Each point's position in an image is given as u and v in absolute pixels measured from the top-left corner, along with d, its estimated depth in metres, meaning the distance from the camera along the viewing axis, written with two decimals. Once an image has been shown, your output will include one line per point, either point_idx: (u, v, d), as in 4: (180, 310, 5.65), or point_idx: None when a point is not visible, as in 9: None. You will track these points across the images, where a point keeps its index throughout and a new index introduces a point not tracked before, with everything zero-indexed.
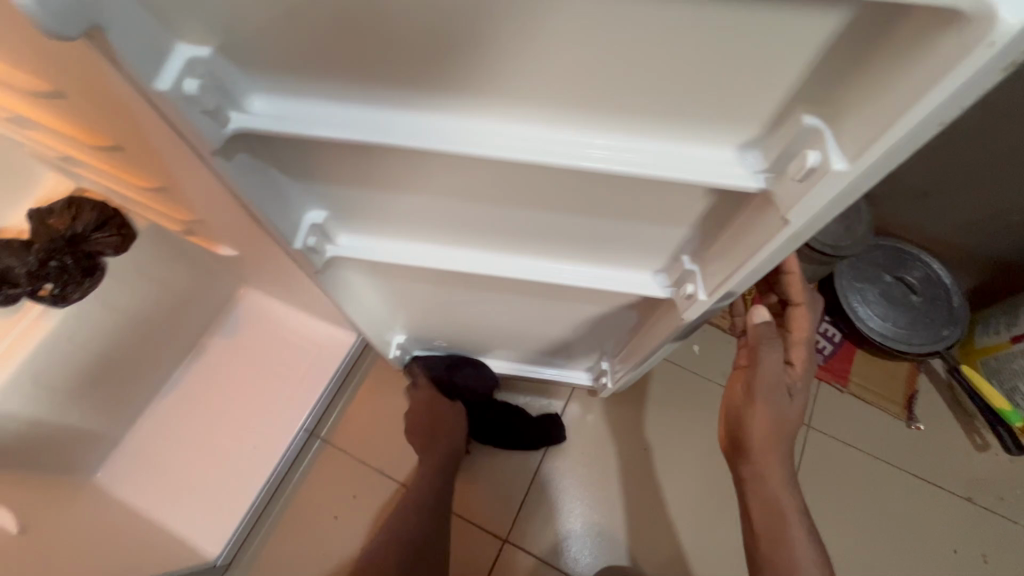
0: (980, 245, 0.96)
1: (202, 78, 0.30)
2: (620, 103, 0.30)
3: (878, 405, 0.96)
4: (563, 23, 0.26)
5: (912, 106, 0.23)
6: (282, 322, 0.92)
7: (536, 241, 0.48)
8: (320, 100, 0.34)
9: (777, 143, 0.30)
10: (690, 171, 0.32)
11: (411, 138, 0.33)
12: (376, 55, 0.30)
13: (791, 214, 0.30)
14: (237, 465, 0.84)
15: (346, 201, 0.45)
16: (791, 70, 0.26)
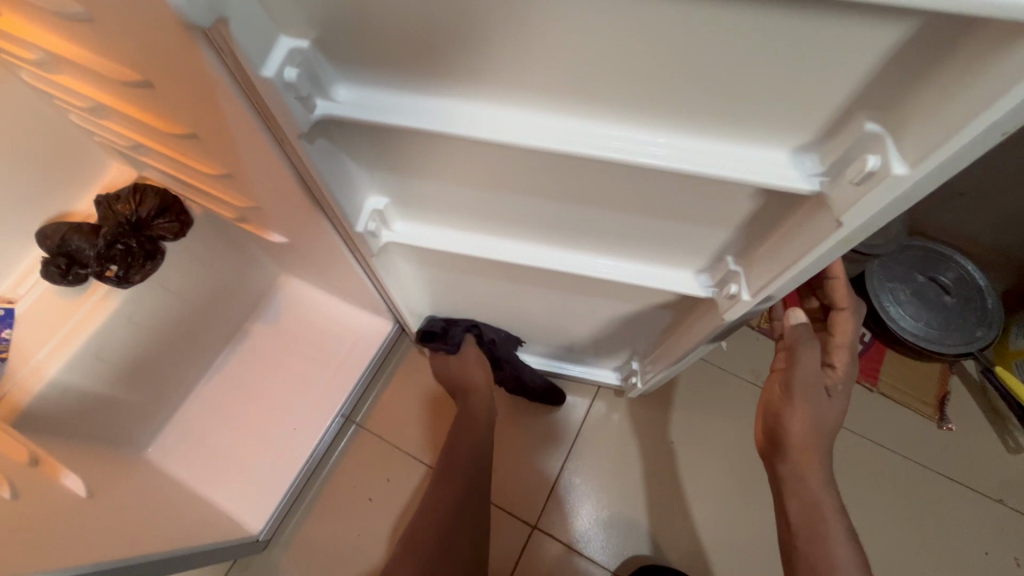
0: (1016, 248, 0.95)
1: (298, 67, 0.33)
2: (680, 103, 0.32)
3: (910, 407, 0.96)
4: (636, 27, 0.28)
5: (980, 111, 0.24)
6: (322, 311, 0.95)
7: (583, 234, 0.50)
8: (398, 91, 0.36)
9: (835, 150, 0.32)
10: (744, 172, 0.34)
11: (484, 127, 0.35)
12: (458, 51, 0.32)
13: (845, 219, 0.32)
14: (279, 445, 0.88)
15: (405, 189, 0.48)
16: (852, 77, 0.28)
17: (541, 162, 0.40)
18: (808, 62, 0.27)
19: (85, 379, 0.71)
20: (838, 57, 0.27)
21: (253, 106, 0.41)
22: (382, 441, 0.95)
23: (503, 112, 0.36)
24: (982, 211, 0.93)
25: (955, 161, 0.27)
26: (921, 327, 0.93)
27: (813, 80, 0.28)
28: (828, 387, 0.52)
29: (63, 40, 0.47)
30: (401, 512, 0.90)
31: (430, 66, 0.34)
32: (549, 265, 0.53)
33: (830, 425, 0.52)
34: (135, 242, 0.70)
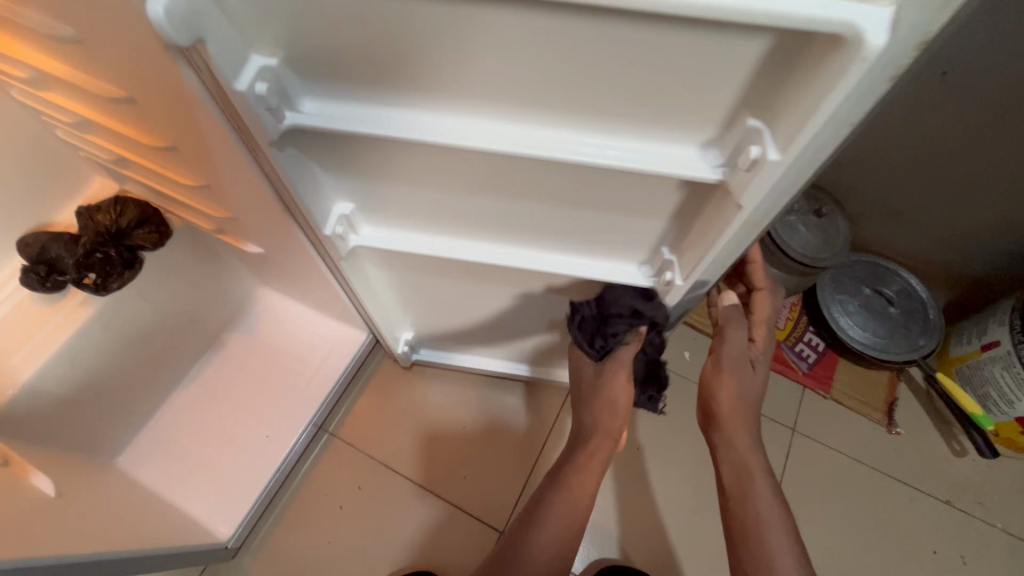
0: (953, 262, 1.02)
1: (269, 82, 0.37)
2: (599, 107, 0.37)
3: (860, 413, 1.01)
4: (552, 44, 0.33)
5: (817, 109, 0.30)
6: (298, 322, 0.98)
7: (534, 232, 0.54)
8: (356, 100, 0.41)
9: (729, 142, 0.37)
10: (661, 164, 0.39)
11: (435, 132, 0.40)
12: (405, 67, 0.37)
13: (742, 199, 0.37)
14: (251, 452, 0.89)
15: (373, 195, 0.52)
16: (734, 82, 0.33)
17: (488, 164, 0.45)
18: (698, 72, 0.33)
19: (61, 384, 0.73)
20: (719, 64, 0.32)
21: (227, 120, 0.45)
22: (354, 449, 0.97)
23: (449, 119, 0.41)
24: (920, 227, 1.00)
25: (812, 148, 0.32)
26: (868, 337, 0.99)
27: (706, 89, 0.34)
28: (750, 359, 0.58)
29: (52, 59, 0.51)
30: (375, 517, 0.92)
31: (386, 81, 0.39)
32: (505, 264, 0.57)
33: (755, 395, 0.58)
34: (114, 250, 0.74)
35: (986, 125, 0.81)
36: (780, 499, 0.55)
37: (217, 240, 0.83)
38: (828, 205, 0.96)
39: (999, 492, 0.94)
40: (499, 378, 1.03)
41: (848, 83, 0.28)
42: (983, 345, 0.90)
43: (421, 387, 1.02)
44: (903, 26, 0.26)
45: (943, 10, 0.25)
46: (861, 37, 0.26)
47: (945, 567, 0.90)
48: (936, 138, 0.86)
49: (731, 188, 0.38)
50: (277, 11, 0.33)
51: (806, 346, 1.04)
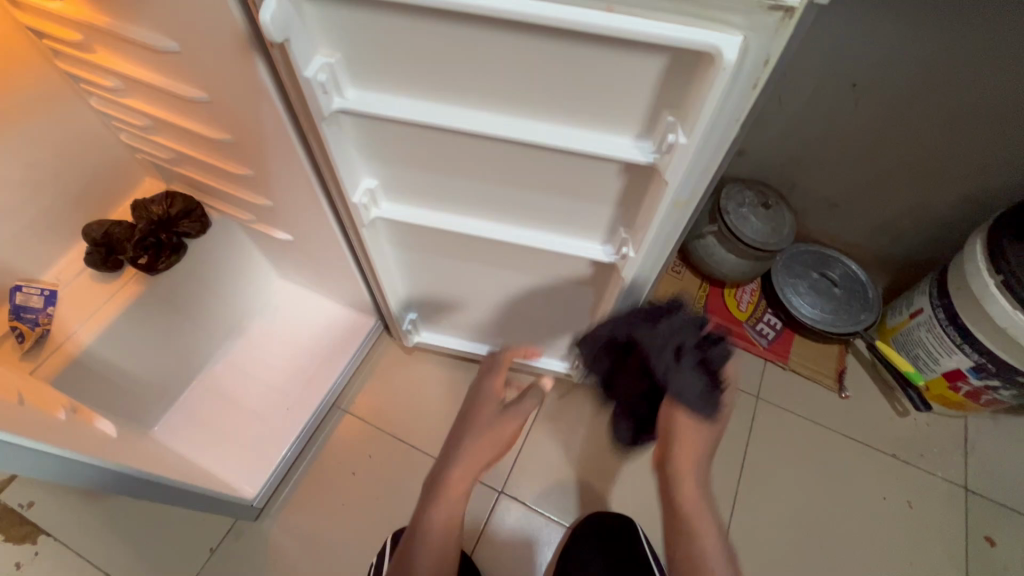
0: (885, 247, 1.19)
1: (326, 72, 0.49)
2: (551, 106, 0.48)
3: (815, 380, 1.14)
4: (516, 58, 0.45)
5: (704, 102, 0.42)
6: (314, 308, 1.10)
7: (517, 212, 0.65)
8: (380, 94, 0.52)
9: (656, 134, 0.48)
10: (605, 148, 0.49)
11: (442, 117, 0.51)
12: (414, 73, 0.49)
13: (667, 176, 0.48)
14: (274, 421, 0.99)
15: (393, 178, 0.65)
16: (647, 85, 0.44)
17: (481, 150, 0.56)
18: (620, 78, 0.44)
19: (117, 351, 0.84)
20: (635, 72, 0.43)
21: (285, 104, 0.59)
22: (365, 423, 1.07)
23: (451, 111, 0.51)
24: (854, 219, 1.17)
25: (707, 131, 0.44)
26: (817, 314, 1.13)
27: (638, 90, 0.45)
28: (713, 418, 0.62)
29: (145, 69, 0.65)
30: (386, 481, 1.02)
31: (405, 84, 0.50)
32: (493, 237, 0.68)
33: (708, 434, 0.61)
34: (164, 237, 0.86)
35: (891, 127, 0.99)
36: (703, 491, 0.61)
37: (249, 230, 0.95)
38: (774, 199, 1.11)
39: (937, 445, 1.08)
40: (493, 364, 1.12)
41: (719, 85, 0.40)
42: (911, 312, 1.05)
43: (424, 368, 1.13)
44: (751, 49, 0.39)
45: (774, 40, 0.38)
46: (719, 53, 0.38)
47: (893, 511, 1.02)
48: (860, 138, 1.03)
49: (659, 167, 0.49)
50: (338, 31, 0.47)
51: (765, 324, 1.18)
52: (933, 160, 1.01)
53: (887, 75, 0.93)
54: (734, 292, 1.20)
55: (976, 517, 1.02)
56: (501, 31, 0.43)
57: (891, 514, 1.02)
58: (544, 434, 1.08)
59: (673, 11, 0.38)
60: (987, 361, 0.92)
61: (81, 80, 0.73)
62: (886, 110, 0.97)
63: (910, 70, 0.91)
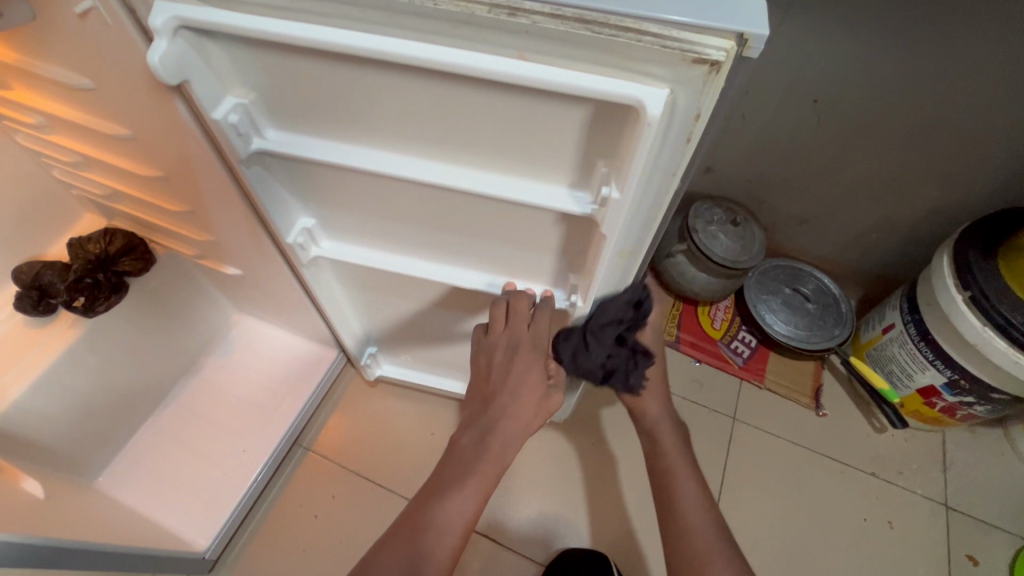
0: (856, 261, 1.18)
1: (240, 114, 0.46)
2: (481, 152, 0.46)
3: (790, 399, 1.12)
4: (439, 102, 0.42)
5: (633, 156, 0.39)
6: (275, 342, 1.06)
7: (465, 252, 0.61)
8: (301, 133, 0.49)
9: (592, 182, 0.45)
10: (535, 198, 0.46)
11: (371, 159, 0.48)
12: (335, 115, 0.46)
13: (605, 229, 0.46)
14: (229, 466, 0.94)
15: (333, 218, 0.61)
16: (576, 131, 0.41)
17: (420, 191, 0.53)
18: (548, 124, 0.41)
19: (49, 400, 0.78)
20: (562, 119, 0.41)
21: (212, 146, 0.56)
22: (329, 461, 1.02)
23: (381, 151, 0.48)
24: (824, 233, 1.16)
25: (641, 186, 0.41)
26: (791, 331, 1.11)
27: (567, 136, 0.42)
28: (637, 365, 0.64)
29: (65, 107, 0.61)
30: (350, 524, 0.97)
31: (330, 126, 0.47)
32: (439, 278, 0.64)
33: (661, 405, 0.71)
34: (102, 276, 0.82)
35: (853, 143, 0.99)
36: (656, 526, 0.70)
37: (198, 265, 0.91)
38: (743, 216, 1.09)
39: (916, 462, 1.06)
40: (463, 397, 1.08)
41: (646, 140, 0.37)
42: (883, 328, 1.04)
43: (390, 402, 1.09)
44: (679, 103, 0.36)
45: (702, 95, 0.36)
46: (643, 107, 0.35)
47: (874, 533, 0.99)
48: (825, 153, 1.02)
49: (597, 220, 0.45)
50: (253, 74, 0.44)
51: (739, 342, 1.16)
52: (896, 175, 1.00)
53: (846, 93, 0.93)
54: (708, 310, 1.18)
55: (960, 537, 0.99)
56: (420, 75, 0.40)
57: (872, 537, 0.99)
58: (517, 466, 1.04)
59: (595, 60, 0.35)
60: (960, 377, 0.91)
61: (4, 118, 0.69)
62: (848, 125, 0.97)
63: (868, 89, 0.91)
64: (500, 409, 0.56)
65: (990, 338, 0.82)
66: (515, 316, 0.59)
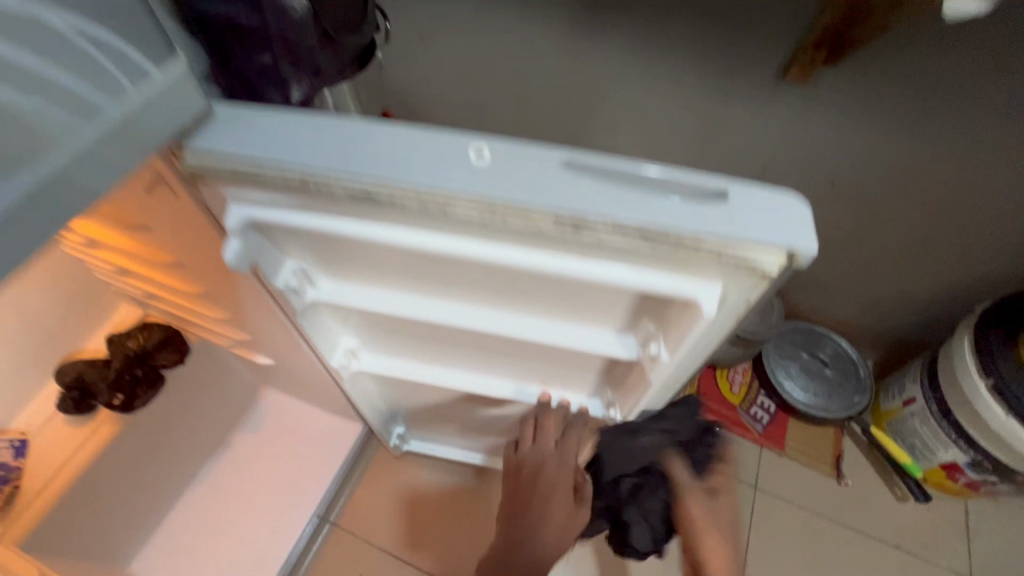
0: (874, 326, 1.19)
1: (297, 276, 0.49)
2: (526, 306, 0.48)
3: (811, 467, 1.13)
4: (489, 272, 0.44)
5: (686, 332, 0.41)
6: (303, 417, 1.07)
7: (499, 365, 0.64)
8: (352, 282, 0.51)
9: (639, 333, 0.47)
10: (580, 342, 0.49)
11: (421, 310, 0.50)
12: (389, 271, 0.48)
13: (651, 376, 0.48)
14: (259, 548, 0.95)
15: (372, 338, 0.64)
16: (622, 298, 0.44)
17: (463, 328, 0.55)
18: (596, 293, 0.44)
19: (88, 498, 0.80)
20: (609, 290, 0.43)
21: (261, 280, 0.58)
22: (355, 537, 1.03)
23: (429, 301, 0.50)
24: (840, 298, 1.17)
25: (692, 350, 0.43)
26: (810, 399, 1.12)
27: (614, 300, 0.44)
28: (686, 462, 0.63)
29: (115, 234, 0.64)
30: None
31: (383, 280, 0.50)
32: (468, 389, 0.66)
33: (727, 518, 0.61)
34: (140, 372, 0.84)
35: (869, 220, 1.00)
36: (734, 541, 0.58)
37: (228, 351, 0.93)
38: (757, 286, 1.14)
39: (939, 533, 1.06)
40: (486, 469, 1.09)
41: (699, 325, 0.39)
42: (905, 400, 1.03)
43: (413, 472, 1.10)
44: (732, 293, 0.38)
45: (754, 289, 0.37)
46: (699, 304, 0.37)
47: None
48: (841, 227, 1.04)
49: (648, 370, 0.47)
50: (311, 245, 0.46)
51: (759, 408, 1.17)
52: (911, 250, 1.02)
53: (861, 174, 0.94)
54: (726, 373, 1.18)
55: None
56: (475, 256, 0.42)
57: None
58: None
59: (650, 262, 0.37)
60: (985, 459, 0.91)
61: None
62: (864, 203, 0.98)
63: (885, 172, 0.92)
64: (531, 522, 0.58)
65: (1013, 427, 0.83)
66: (543, 432, 0.64)
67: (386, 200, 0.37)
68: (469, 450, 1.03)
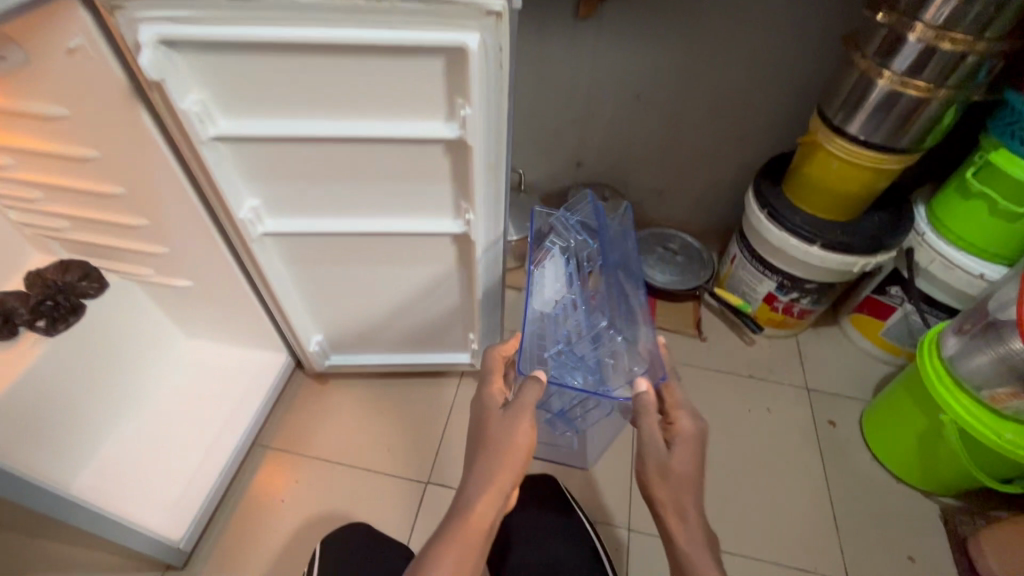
0: (709, 220, 1.46)
1: (254, 212, 0.79)
2: (374, 160, 0.74)
3: (679, 331, 1.35)
4: (359, 70, 0.63)
5: (460, 194, 0.79)
6: (223, 355, 1.17)
7: (371, 201, 0.81)
8: (298, 218, 0.83)
9: (453, 200, 0.81)
10: (420, 226, 0.84)
11: (317, 194, 0.79)
12: (294, 202, 0.80)
13: (473, 232, 0.83)
14: (194, 462, 1.02)
15: (276, 197, 0.79)
16: (420, 77, 0.64)
17: (327, 155, 0.73)
18: (414, 159, 0.74)
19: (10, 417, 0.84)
20: (407, 105, 0.67)
21: (182, 169, 0.75)
22: (289, 454, 1.11)
23: (326, 197, 0.80)
24: (677, 197, 1.43)
25: (488, 195, 0.78)
26: (668, 278, 1.35)
27: (442, 177, 0.77)
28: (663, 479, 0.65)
29: (48, 162, 0.79)
30: (307, 515, 1.03)
31: (274, 115, 0.68)
32: (366, 231, 0.83)
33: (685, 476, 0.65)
34: (60, 300, 0.92)
35: (678, 122, 1.26)
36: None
37: (137, 279, 1.00)
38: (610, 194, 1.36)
39: (784, 361, 1.30)
40: (418, 369, 1.21)
41: (462, 197, 0.80)
42: (732, 258, 1.31)
43: (341, 393, 1.20)
44: (500, 171, 0.76)
45: (500, 179, 0.77)
46: (475, 169, 0.73)
47: (815, 430, 1.19)
48: (658, 133, 1.29)
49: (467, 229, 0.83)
50: (261, 188, 0.78)
51: None
52: (710, 147, 1.30)
53: (658, 87, 1.21)
54: None
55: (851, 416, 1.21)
56: (313, 61, 0.62)
57: (809, 433, 1.19)
58: (449, 424, 1.17)
59: (444, 157, 0.74)
60: (783, 278, 1.18)
61: None
62: (663, 110, 1.24)
63: (667, 81, 1.19)
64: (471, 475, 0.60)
65: (806, 250, 1.08)
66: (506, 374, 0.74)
67: (220, 146, 0.70)
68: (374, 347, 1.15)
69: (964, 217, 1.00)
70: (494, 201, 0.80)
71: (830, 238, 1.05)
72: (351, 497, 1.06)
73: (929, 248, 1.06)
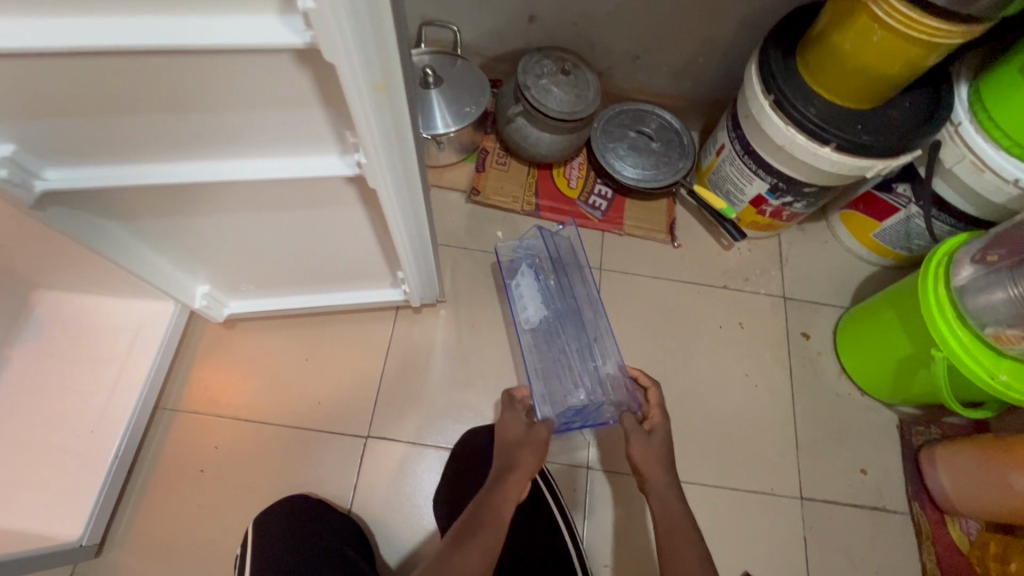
0: (693, 92, 1.17)
1: (8, 166, 0.49)
2: (177, 74, 0.45)
3: (648, 236, 1.17)
4: None
5: (340, 121, 0.51)
6: (88, 309, 0.93)
7: (199, 136, 0.52)
8: (93, 162, 0.54)
9: (331, 128, 0.53)
10: (293, 169, 0.57)
11: (106, 130, 0.50)
12: (73, 140, 0.51)
13: (370, 178, 0.56)
14: (77, 447, 0.85)
15: (37, 136, 0.49)
16: None
17: (88, 70, 0.43)
18: (247, 70, 0.45)
19: None
20: None
21: None
22: (200, 416, 0.96)
23: (124, 133, 0.51)
24: (656, 65, 1.11)
25: (382, 129, 0.50)
26: (639, 173, 1.11)
27: (304, 96, 0.48)
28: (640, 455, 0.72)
29: None
30: (232, 484, 0.92)
31: None
32: (205, 180, 0.56)
33: (663, 446, 0.72)
34: None
35: None
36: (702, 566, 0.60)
37: None
38: (571, 62, 1.02)
39: (762, 267, 1.17)
40: (343, 308, 1.02)
41: (343, 124, 0.52)
42: (717, 150, 1.07)
43: (254, 340, 1.02)
44: (397, 90, 0.48)
45: (398, 102, 0.49)
46: (351, 94, 0.45)
47: (789, 344, 1.11)
48: None
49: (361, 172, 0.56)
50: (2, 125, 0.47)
51: (597, 196, 1.17)
52: None
53: None
54: (562, 170, 1.17)
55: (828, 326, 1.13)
56: None
57: (782, 347, 1.11)
58: (386, 368, 1.02)
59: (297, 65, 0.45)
60: (778, 181, 0.97)
61: None
62: None
63: None
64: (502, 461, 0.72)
65: (816, 151, 0.86)
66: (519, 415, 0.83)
67: None
68: (280, 291, 0.93)
69: (1015, 110, 0.79)
70: (394, 134, 0.52)
71: (849, 136, 0.82)
72: (281, 461, 0.95)
73: (961, 145, 0.86)
